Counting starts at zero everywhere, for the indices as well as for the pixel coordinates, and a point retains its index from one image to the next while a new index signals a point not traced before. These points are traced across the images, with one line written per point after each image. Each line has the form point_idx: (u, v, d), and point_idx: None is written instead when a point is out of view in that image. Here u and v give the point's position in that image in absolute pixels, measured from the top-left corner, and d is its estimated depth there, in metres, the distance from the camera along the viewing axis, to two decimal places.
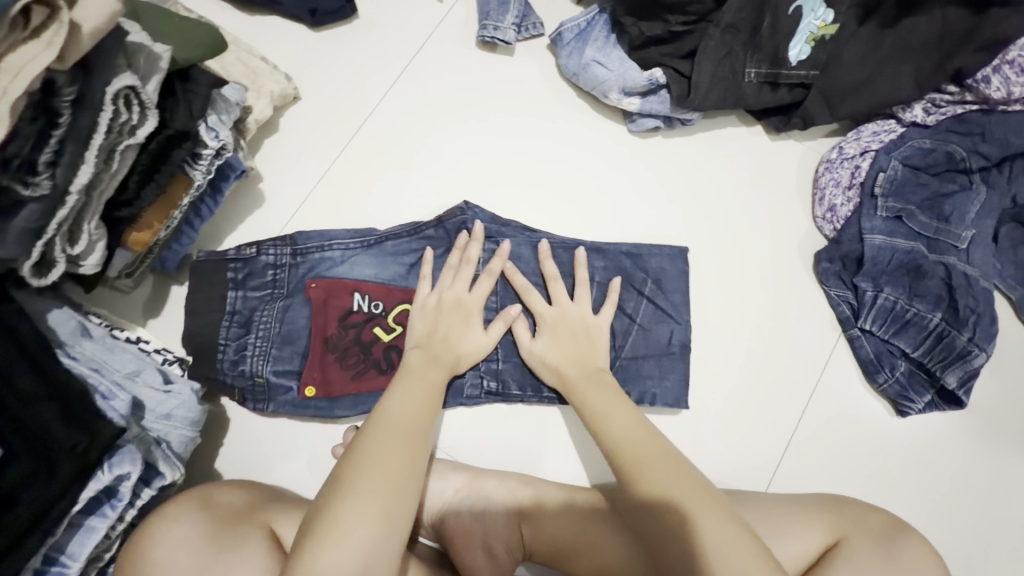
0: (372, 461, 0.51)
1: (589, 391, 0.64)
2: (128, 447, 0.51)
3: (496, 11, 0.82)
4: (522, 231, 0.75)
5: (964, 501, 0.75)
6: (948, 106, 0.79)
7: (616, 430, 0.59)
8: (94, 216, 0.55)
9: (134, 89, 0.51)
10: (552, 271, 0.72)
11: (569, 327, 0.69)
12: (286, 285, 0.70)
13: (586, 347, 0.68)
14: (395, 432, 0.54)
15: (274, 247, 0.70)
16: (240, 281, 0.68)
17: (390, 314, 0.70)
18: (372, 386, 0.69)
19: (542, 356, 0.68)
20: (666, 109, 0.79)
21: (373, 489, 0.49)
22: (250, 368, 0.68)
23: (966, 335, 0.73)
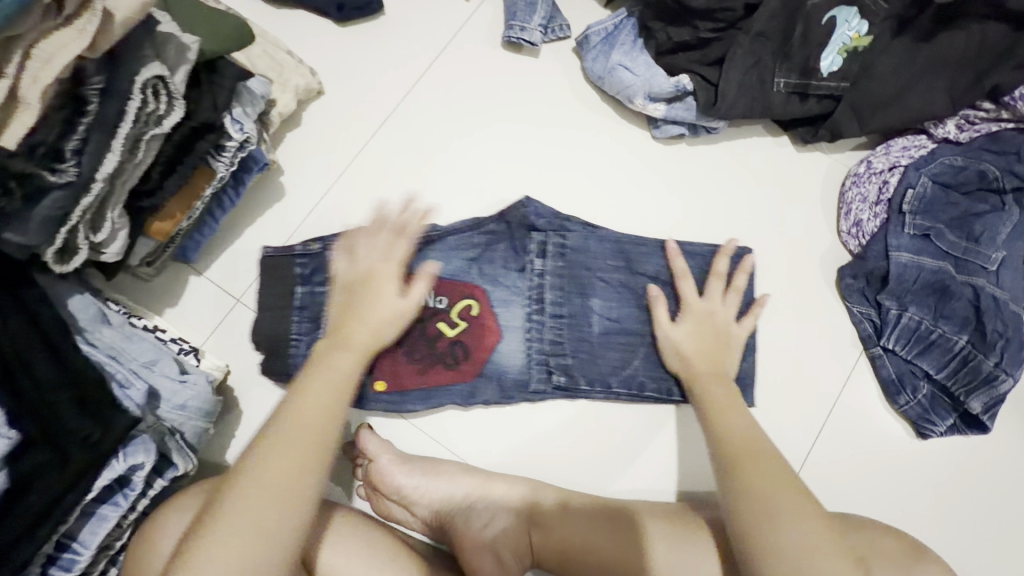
0: (262, 468, 0.50)
1: (717, 385, 0.65)
2: (142, 437, 0.50)
3: (523, 12, 0.81)
4: (585, 227, 0.75)
5: (985, 527, 0.73)
6: (983, 123, 0.76)
7: (733, 426, 0.61)
8: (117, 205, 0.55)
9: (162, 80, 0.52)
10: (681, 268, 0.71)
11: (711, 327, 0.69)
12: None
13: (723, 348, 0.68)
14: (292, 442, 0.51)
15: (338, 243, 0.71)
16: (307, 276, 0.70)
17: (454, 309, 0.71)
18: (441, 379, 0.70)
19: (678, 341, 0.68)
20: (691, 117, 0.78)
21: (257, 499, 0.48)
22: None
23: (992, 359, 0.71)
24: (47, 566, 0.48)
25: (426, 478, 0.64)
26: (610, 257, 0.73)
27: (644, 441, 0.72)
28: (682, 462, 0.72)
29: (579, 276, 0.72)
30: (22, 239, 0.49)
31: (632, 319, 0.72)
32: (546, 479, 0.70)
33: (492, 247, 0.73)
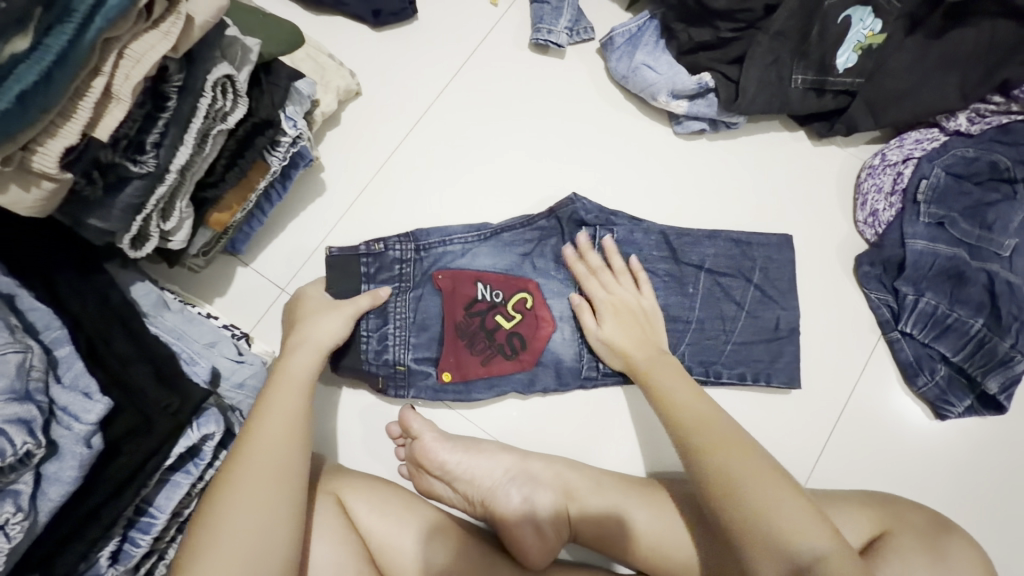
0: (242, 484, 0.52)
1: (661, 370, 0.67)
2: (213, 409, 0.54)
3: (550, 15, 0.85)
4: (631, 220, 0.78)
5: (1003, 505, 0.76)
6: (993, 116, 0.80)
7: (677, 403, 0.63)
8: (185, 196, 0.59)
9: (230, 79, 0.56)
10: (583, 270, 0.73)
11: (630, 312, 0.72)
12: (413, 277, 0.72)
13: (647, 330, 0.71)
14: (258, 464, 0.54)
15: (399, 243, 0.72)
16: (372, 275, 0.71)
17: (510, 303, 0.73)
18: (502, 368, 0.73)
19: (611, 339, 0.71)
20: (712, 113, 0.82)
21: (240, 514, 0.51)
22: (393, 357, 0.71)
23: (1008, 342, 0.74)
24: (127, 529, 0.51)
25: (468, 455, 0.67)
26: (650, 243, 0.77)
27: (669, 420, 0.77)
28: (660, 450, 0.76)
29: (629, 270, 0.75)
30: (103, 225, 0.53)
31: (678, 306, 0.76)
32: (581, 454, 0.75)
33: (543, 241, 0.76)
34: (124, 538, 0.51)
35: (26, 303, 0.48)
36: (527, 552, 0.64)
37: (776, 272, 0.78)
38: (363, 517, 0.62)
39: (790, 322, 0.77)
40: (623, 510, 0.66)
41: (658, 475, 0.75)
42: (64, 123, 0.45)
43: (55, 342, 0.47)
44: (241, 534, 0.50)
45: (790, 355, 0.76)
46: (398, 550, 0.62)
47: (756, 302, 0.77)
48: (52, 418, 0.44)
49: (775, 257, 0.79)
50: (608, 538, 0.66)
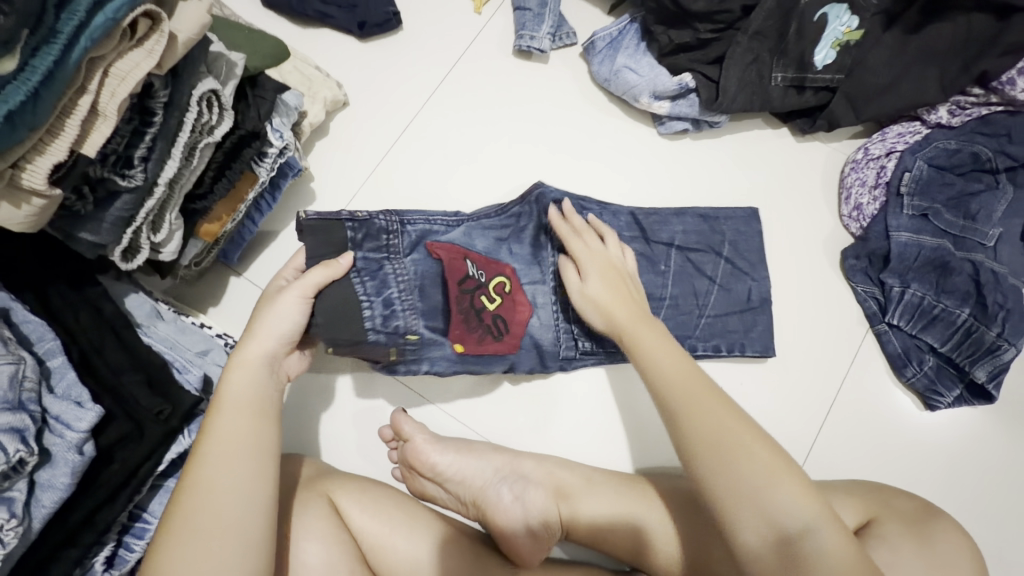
0: (200, 502, 0.49)
1: (638, 328, 0.62)
2: (203, 415, 0.56)
3: (532, 22, 0.87)
4: (600, 205, 0.80)
5: (997, 493, 0.76)
6: (972, 108, 0.81)
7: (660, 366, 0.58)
8: (175, 208, 0.60)
9: (215, 93, 0.58)
10: (568, 230, 0.71)
11: (615, 271, 0.68)
12: (401, 248, 0.67)
13: (630, 288, 0.67)
14: (218, 502, 0.49)
15: (382, 212, 0.66)
16: (358, 241, 0.63)
17: (491, 284, 0.73)
18: (493, 349, 0.73)
19: (588, 295, 0.67)
20: (694, 112, 0.82)
21: (202, 534, 0.47)
22: (403, 325, 0.64)
23: (994, 330, 0.74)
24: (121, 535, 0.52)
25: (459, 455, 0.68)
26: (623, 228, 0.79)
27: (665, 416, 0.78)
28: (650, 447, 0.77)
29: None
30: (94, 239, 0.55)
31: (652, 284, 0.77)
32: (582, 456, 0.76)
33: (519, 227, 0.77)
34: (119, 543, 0.52)
35: (19, 316, 0.50)
36: (520, 551, 0.64)
37: (746, 247, 0.81)
38: (356, 518, 0.63)
39: (761, 292, 0.79)
40: (613, 508, 0.66)
41: (647, 471, 0.76)
42: (52, 140, 0.47)
43: (48, 353, 0.49)
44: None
45: (764, 323, 0.78)
46: (391, 549, 0.62)
47: (728, 274, 0.79)
48: (45, 426, 0.45)
49: (744, 230, 0.81)
50: (601, 535, 0.67)
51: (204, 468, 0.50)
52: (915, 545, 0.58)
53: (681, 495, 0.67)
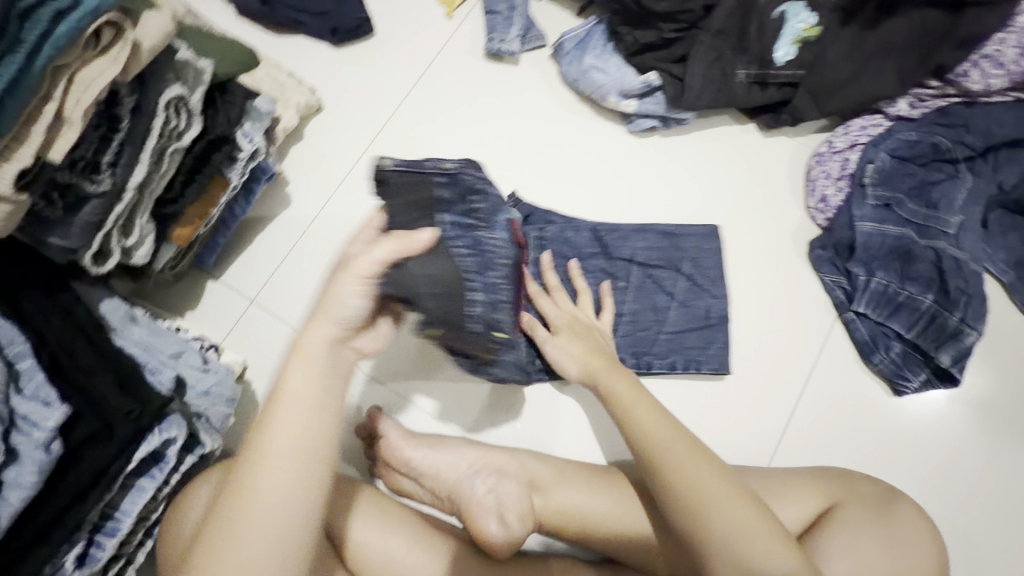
0: (257, 513, 0.44)
1: (616, 379, 0.66)
2: (174, 414, 0.56)
3: (501, 25, 0.89)
4: (562, 219, 0.83)
5: (964, 475, 0.77)
6: (931, 100, 0.83)
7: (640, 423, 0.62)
8: (145, 213, 0.61)
9: (183, 99, 0.59)
10: (536, 287, 0.75)
11: (580, 326, 0.74)
12: (484, 215, 0.62)
13: (598, 342, 0.73)
14: (257, 523, 0.44)
15: (468, 169, 0.65)
16: (449, 202, 0.59)
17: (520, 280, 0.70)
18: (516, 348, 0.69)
19: (563, 351, 0.71)
20: (661, 110, 0.85)
21: (260, 549, 0.44)
22: (494, 319, 0.58)
23: (957, 315, 0.76)
24: (93, 533, 0.53)
25: (432, 450, 0.69)
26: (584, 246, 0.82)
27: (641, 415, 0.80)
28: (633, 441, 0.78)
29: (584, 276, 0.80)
30: (64, 243, 0.56)
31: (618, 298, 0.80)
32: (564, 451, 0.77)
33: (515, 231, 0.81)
34: (91, 542, 0.52)
35: None
36: (492, 542, 0.65)
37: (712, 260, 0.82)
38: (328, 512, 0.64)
39: (720, 310, 0.81)
40: (585, 502, 0.68)
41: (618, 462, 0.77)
42: (18, 146, 0.47)
43: (18, 356, 0.49)
44: None
45: (720, 342, 0.80)
46: (361, 541, 0.64)
47: (687, 291, 0.81)
48: (13, 426, 0.46)
49: (704, 248, 0.83)
50: (573, 526, 0.68)
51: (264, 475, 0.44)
52: (873, 524, 0.59)
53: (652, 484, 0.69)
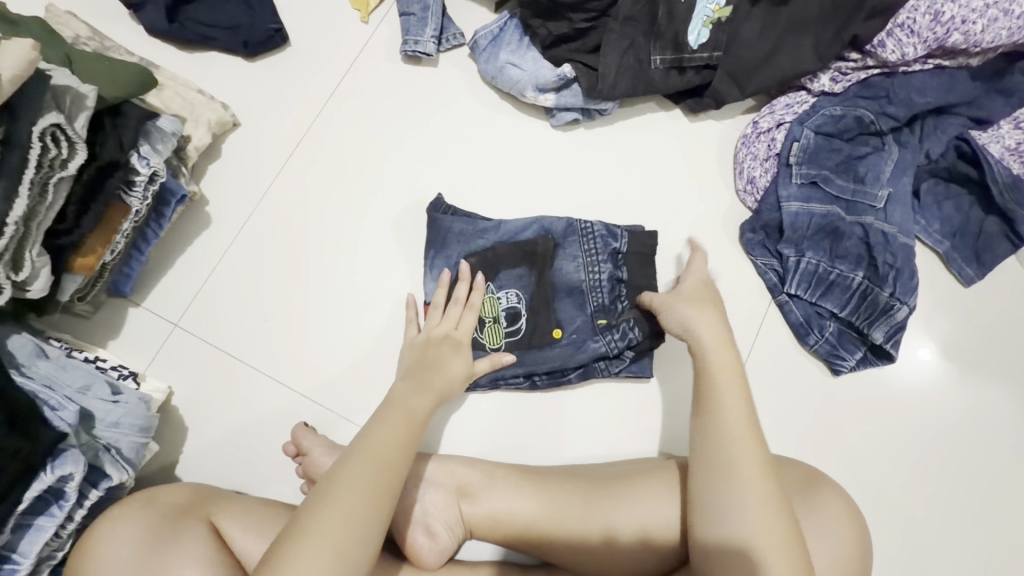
0: (353, 494, 0.53)
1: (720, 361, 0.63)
2: (70, 450, 0.55)
3: (415, 26, 0.87)
4: (473, 223, 0.79)
5: (902, 449, 0.78)
6: (853, 73, 0.82)
7: (721, 412, 0.60)
8: (35, 244, 0.60)
9: (60, 127, 0.57)
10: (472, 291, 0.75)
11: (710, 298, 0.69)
12: (588, 248, 0.77)
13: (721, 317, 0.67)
14: (352, 517, 0.52)
15: (460, 243, 0.79)
16: (575, 236, 0.78)
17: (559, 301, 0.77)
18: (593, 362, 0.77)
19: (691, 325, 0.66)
20: (580, 102, 0.83)
21: (344, 522, 0.51)
22: (612, 309, 0.76)
23: (887, 290, 0.75)
24: None
25: None
26: (486, 263, 0.77)
27: (611, 414, 0.77)
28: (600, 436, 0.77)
29: (531, 291, 0.77)
30: None
31: (567, 312, 0.77)
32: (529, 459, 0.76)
33: (472, 239, 0.79)
34: None
35: None
36: (419, 553, 0.67)
37: (637, 263, 0.77)
38: (237, 539, 0.61)
39: None
40: (514, 506, 0.67)
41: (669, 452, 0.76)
42: None
43: None
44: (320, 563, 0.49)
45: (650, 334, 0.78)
46: None
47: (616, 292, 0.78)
48: None
49: None
50: (501, 530, 0.68)
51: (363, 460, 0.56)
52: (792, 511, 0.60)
53: (585, 483, 0.68)
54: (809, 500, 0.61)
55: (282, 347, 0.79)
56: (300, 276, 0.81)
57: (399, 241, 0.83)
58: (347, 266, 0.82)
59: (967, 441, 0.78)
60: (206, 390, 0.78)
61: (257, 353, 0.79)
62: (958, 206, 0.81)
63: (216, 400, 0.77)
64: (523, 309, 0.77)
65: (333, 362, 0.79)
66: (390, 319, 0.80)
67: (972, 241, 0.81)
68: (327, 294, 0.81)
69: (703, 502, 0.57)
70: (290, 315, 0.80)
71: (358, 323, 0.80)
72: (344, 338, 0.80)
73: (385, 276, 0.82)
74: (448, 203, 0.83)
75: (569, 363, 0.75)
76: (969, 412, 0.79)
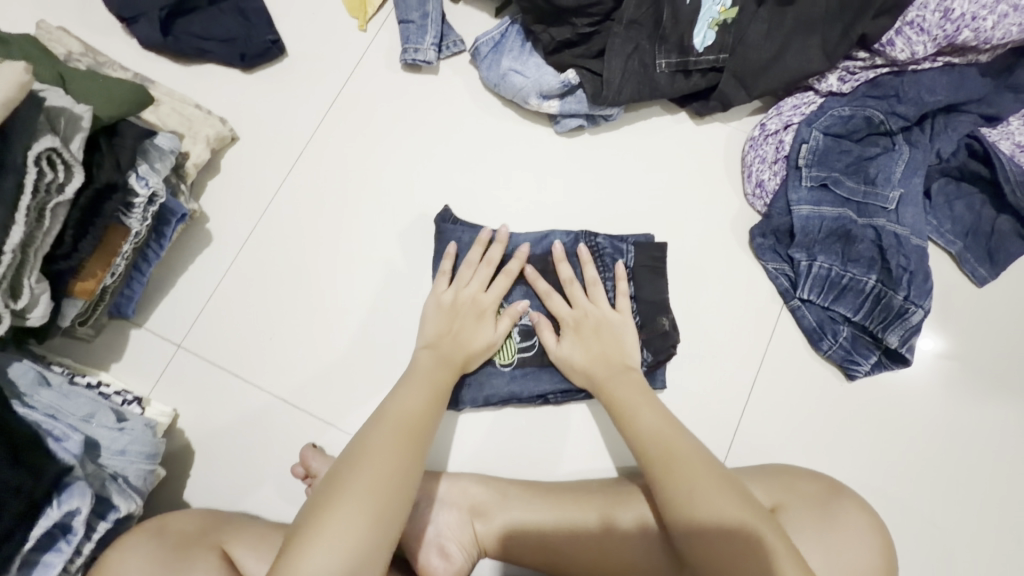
0: (378, 455, 0.58)
1: (618, 383, 0.70)
2: (76, 483, 0.54)
3: (415, 34, 0.85)
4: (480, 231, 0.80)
5: (919, 455, 0.77)
6: (861, 72, 0.80)
7: (643, 425, 0.65)
8: (33, 271, 0.58)
9: (56, 150, 0.55)
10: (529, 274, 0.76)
11: (591, 325, 0.74)
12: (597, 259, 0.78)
13: (609, 344, 0.73)
14: (382, 471, 0.57)
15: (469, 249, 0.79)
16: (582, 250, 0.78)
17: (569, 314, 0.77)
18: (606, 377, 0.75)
19: (569, 353, 0.73)
20: (584, 108, 0.82)
21: (377, 475, 0.56)
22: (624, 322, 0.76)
23: (901, 293, 0.74)
24: None
25: None
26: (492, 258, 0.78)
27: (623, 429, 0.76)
28: (613, 450, 0.76)
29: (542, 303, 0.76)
30: None
31: None
32: (542, 474, 0.75)
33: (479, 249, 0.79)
34: None
35: None
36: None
37: (645, 277, 0.77)
38: (251, 567, 0.61)
39: None
40: (529, 523, 0.68)
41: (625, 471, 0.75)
42: None
43: None
44: (361, 513, 0.53)
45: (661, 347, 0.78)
46: None
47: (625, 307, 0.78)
48: None
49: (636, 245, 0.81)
50: (514, 548, 0.68)
51: (385, 423, 0.62)
52: (816, 524, 0.60)
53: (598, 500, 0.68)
54: (829, 516, 0.61)
55: (287, 366, 0.78)
56: (303, 293, 0.80)
57: (404, 254, 0.81)
58: (351, 281, 0.80)
59: (984, 443, 0.77)
60: (211, 411, 0.76)
61: (264, 372, 0.77)
62: (970, 205, 0.80)
63: (222, 421, 0.76)
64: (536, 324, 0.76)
65: (340, 380, 0.77)
66: (396, 333, 0.79)
67: (984, 240, 0.80)
68: (332, 310, 0.79)
69: (677, 511, 0.59)
70: (295, 332, 0.79)
71: (363, 339, 0.79)
72: (350, 355, 0.78)
73: (390, 291, 0.80)
74: (454, 215, 0.82)
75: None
76: (985, 415, 0.78)
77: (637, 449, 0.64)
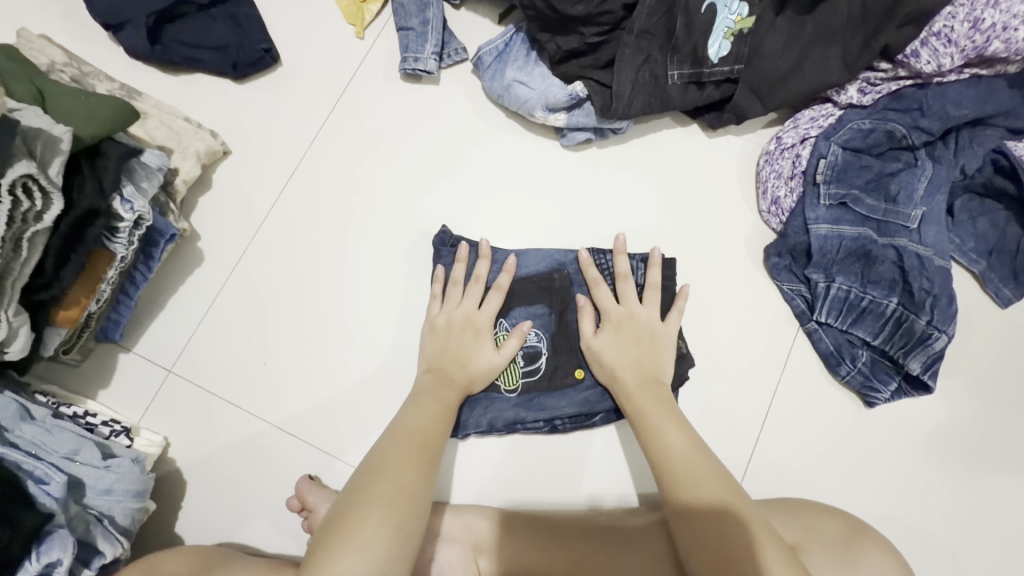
0: (393, 468, 0.58)
1: (643, 395, 0.67)
2: (58, 532, 0.52)
3: (414, 42, 0.81)
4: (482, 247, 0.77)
5: (940, 485, 0.74)
6: (882, 84, 0.76)
7: (665, 439, 0.63)
8: (11, 304, 0.55)
9: (33, 177, 0.52)
10: (596, 275, 0.73)
11: (632, 328, 0.70)
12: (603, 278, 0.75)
13: (648, 350, 0.70)
14: (397, 484, 0.57)
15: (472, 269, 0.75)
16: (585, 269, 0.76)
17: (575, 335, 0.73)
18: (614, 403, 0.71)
19: (602, 350, 0.70)
20: (593, 121, 0.78)
21: (393, 486, 0.56)
22: None
23: (924, 318, 0.71)
24: None
25: None
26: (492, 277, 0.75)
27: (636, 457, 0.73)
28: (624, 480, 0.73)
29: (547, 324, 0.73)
30: None
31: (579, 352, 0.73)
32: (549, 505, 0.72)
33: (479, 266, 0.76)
34: None
35: None
36: None
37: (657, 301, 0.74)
38: None
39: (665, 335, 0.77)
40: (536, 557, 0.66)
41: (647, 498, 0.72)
42: None
43: None
44: (381, 522, 0.53)
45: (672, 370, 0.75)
46: None
47: None
48: None
49: None
50: None
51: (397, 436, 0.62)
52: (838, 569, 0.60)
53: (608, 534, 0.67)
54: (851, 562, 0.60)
55: (283, 391, 0.74)
56: (300, 314, 0.77)
57: (404, 274, 0.78)
58: (349, 302, 0.77)
59: (1006, 473, 0.74)
60: (204, 439, 0.73)
61: (258, 399, 0.74)
62: (994, 223, 0.77)
63: (216, 449, 0.73)
64: (543, 348, 0.73)
65: (338, 406, 0.74)
66: (397, 357, 0.76)
67: (1008, 259, 0.76)
68: (329, 332, 0.76)
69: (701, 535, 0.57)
70: (291, 356, 0.75)
71: (362, 363, 0.75)
72: (349, 379, 0.75)
73: (390, 312, 0.77)
74: (455, 234, 0.78)
75: (594, 407, 0.71)
76: (1008, 442, 0.75)
77: (657, 465, 0.62)
